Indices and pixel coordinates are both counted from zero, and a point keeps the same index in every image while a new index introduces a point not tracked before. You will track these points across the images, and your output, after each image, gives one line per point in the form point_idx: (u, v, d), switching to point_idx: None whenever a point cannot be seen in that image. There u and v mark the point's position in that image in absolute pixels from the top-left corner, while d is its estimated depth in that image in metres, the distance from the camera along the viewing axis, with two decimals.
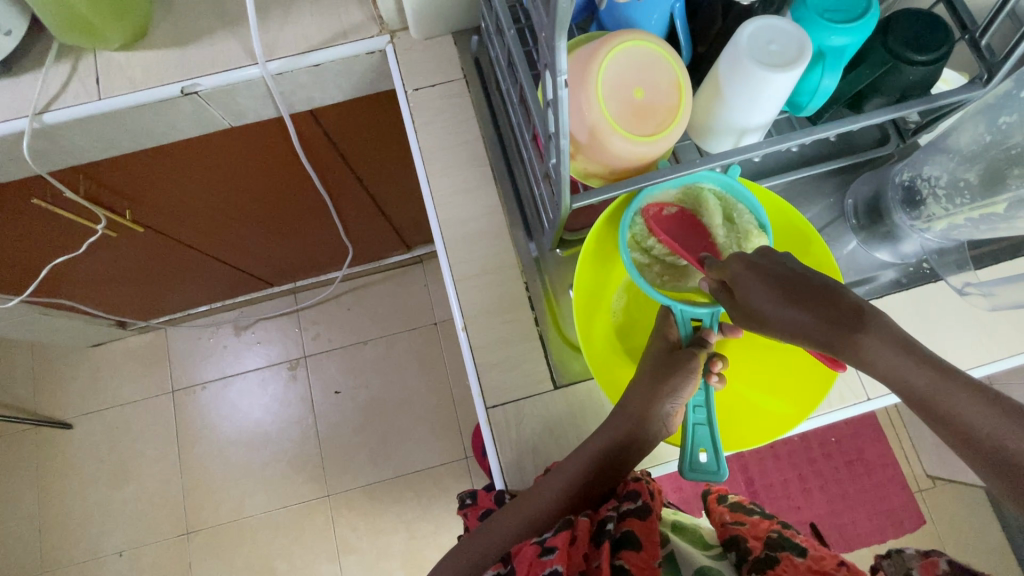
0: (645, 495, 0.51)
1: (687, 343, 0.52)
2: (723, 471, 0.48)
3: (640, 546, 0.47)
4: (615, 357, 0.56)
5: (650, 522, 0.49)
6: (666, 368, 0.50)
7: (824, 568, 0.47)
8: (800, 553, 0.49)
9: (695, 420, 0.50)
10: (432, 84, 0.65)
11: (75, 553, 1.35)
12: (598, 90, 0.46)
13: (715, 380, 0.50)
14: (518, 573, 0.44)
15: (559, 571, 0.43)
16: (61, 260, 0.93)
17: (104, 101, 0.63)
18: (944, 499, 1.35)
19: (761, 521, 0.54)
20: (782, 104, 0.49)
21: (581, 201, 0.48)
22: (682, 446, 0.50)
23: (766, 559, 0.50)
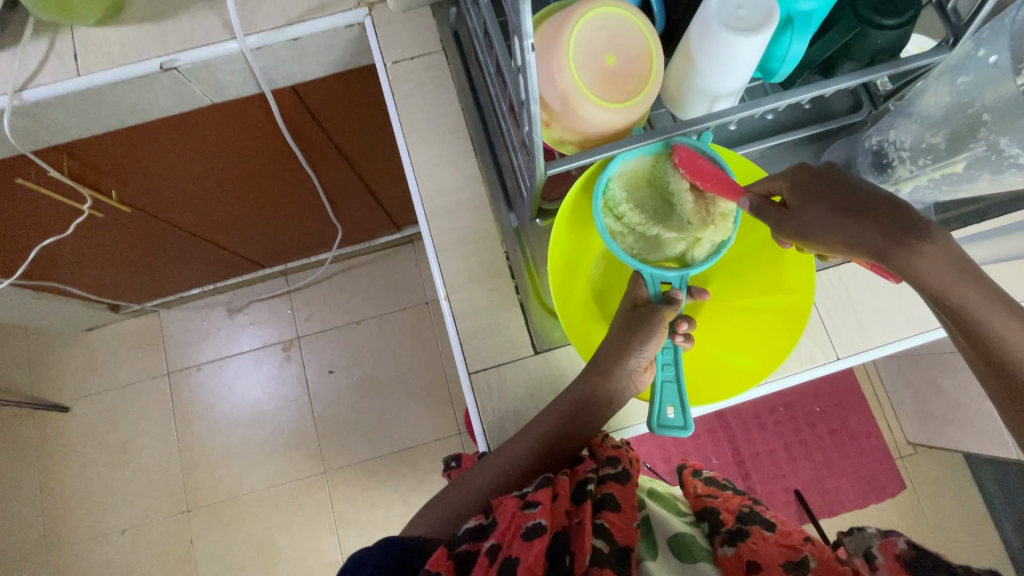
0: (624, 461, 0.53)
1: (656, 302, 0.53)
2: (689, 425, 0.49)
3: (619, 508, 0.48)
4: (590, 320, 0.58)
5: (628, 486, 0.51)
6: (636, 327, 0.52)
7: (791, 542, 0.48)
8: (769, 527, 0.50)
9: (665, 376, 0.52)
10: (412, 57, 0.65)
11: (78, 532, 1.38)
12: (569, 58, 0.46)
13: (681, 340, 0.52)
14: (501, 524, 0.45)
15: (541, 523, 0.44)
16: (50, 241, 0.93)
17: (82, 77, 0.64)
18: (924, 465, 1.39)
19: (733, 496, 0.56)
20: (752, 69, 0.50)
21: (555, 167, 0.48)
22: (651, 402, 0.51)
23: (737, 531, 0.51)
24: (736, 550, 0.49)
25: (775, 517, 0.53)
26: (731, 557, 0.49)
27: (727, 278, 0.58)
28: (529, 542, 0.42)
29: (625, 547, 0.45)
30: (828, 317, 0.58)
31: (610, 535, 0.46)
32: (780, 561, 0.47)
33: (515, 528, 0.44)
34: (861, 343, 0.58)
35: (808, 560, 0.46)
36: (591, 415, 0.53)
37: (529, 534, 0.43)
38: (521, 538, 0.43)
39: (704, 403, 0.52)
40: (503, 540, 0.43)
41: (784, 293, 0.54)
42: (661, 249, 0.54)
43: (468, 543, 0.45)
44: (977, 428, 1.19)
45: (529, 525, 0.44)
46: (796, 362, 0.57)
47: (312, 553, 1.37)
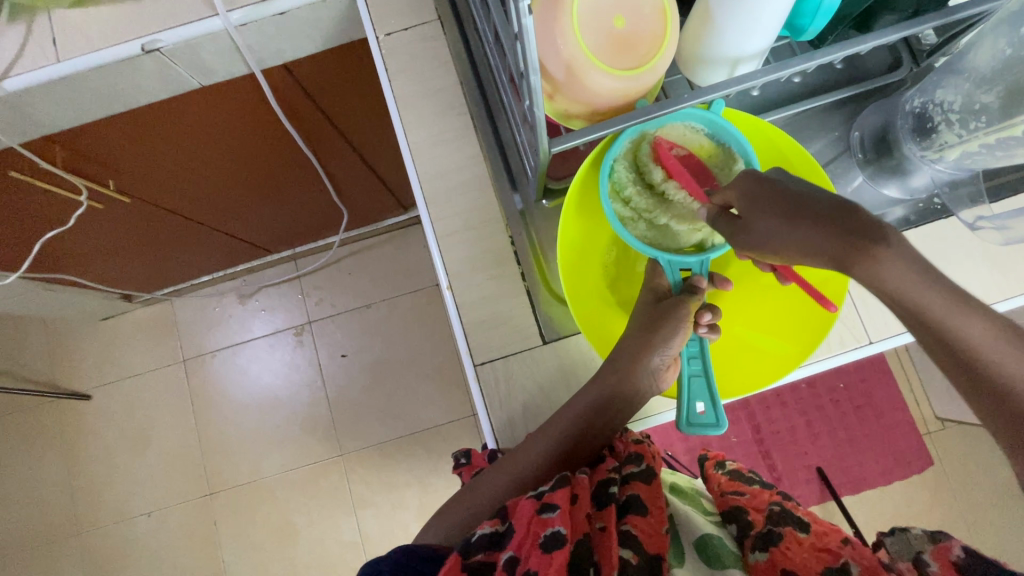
0: (648, 459, 0.50)
1: (677, 293, 0.50)
2: (723, 422, 0.45)
3: (647, 512, 0.45)
4: (608, 310, 0.54)
5: (654, 486, 0.48)
6: (658, 322, 0.49)
7: (827, 546, 0.45)
8: (803, 529, 0.47)
9: (691, 371, 0.48)
10: (406, 27, 0.60)
11: (106, 515, 1.41)
12: (572, 20, 0.41)
13: (705, 331, 0.49)
14: (518, 532, 0.42)
15: (561, 533, 0.41)
16: (52, 234, 0.92)
17: (62, 63, 0.60)
18: (953, 440, 1.34)
19: (761, 492, 0.52)
20: (778, 27, 0.45)
21: (560, 144, 0.44)
22: (678, 399, 0.48)
23: (769, 534, 0.47)
24: (769, 556, 0.46)
25: (808, 513, 0.50)
26: (763, 564, 0.46)
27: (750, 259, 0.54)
28: (549, 554, 0.40)
29: (654, 556, 0.43)
30: (861, 300, 0.54)
31: (637, 542, 0.43)
32: (818, 569, 0.43)
33: (532, 537, 0.41)
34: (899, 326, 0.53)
35: (850, 567, 0.43)
36: (602, 409, 0.51)
37: (548, 545, 0.40)
38: (540, 550, 0.40)
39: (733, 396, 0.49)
40: (520, 551, 0.40)
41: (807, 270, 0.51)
42: (676, 237, 0.49)
43: (483, 552, 0.42)
44: None
45: (549, 533, 0.41)
46: (825, 347, 0.53)
47: (332, 534, 1.39)
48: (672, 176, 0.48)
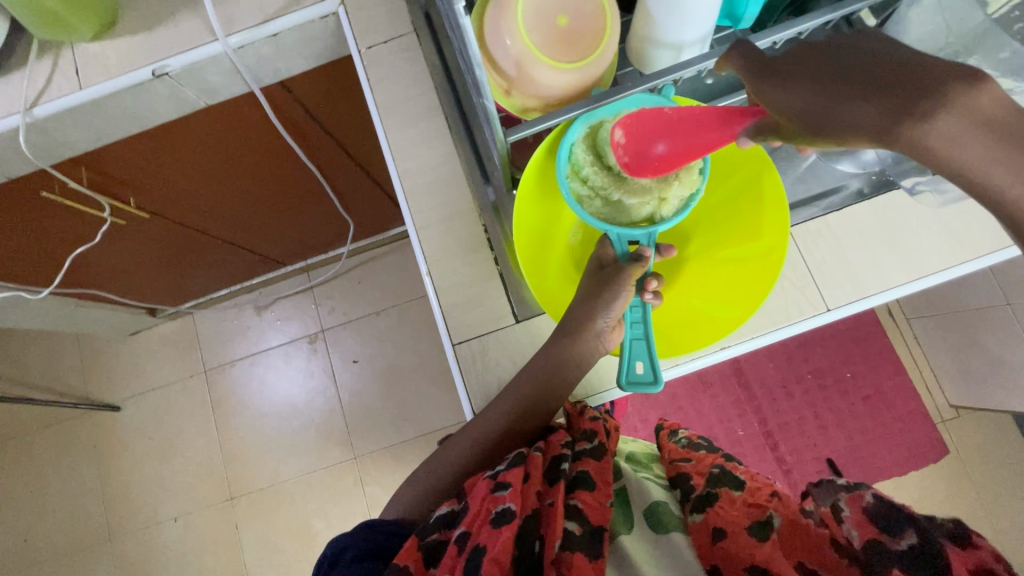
0: (600, 436, 0.54)
1: (625, 261, 0.53)
2: (659, 381, 0.49)
3: (594, 486, 0.50)
4: (562, 279, 0.59)
5: (604, 462, 0.52)
6: (601, 288, 0.53)
7: (756, 500, 0.51)
8: (737, 488, 0.53)
9: (633, 335, 0.51)
10: (384, 40, 0.66)
11: (137, 520, 1.49)
12: (518, 22, 0.47)
13: (650, 297, 0.51)
14: (471, 510, 0.46)
15: (511, 508, 0.44)
16: (81, 250, 1.00)
17: (83, 90, 0.68)
18: (969, 429, 1.31)
19: (705, 458, 0.59)
20: (713, 15, 0.48)
21: (515, 133, 0.48)
22: (620, 359, 0.51)
23: (707, 496, 0.53)
24: (704, 516, 0.51)
25: (745, 473, 0.56)
26: (699, 524, 0.51)
27: (706, 234, 0.57)
28: (497, 529, 0.43)
29: (598, 527, 0.46)
30: (817, 268, 0.56)
31: (582, 515, 0.46)
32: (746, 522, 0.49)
33: (484, 514, 0.44)
34: (853, 294, 0.56)
35: (773, 518, 0.49)
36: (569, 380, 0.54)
37: (497, 520, 0.43)
38: (490, 525, 0.43)
39: (676, 354, 0.52)
40: (472, 528, 0.44)
41: (760, 240, 0.52)
42: (627, 213, 0.52)
43: (437, 531, 0.47)
44: None
45: (499, 510, 0.44)
46: (785, 315, 0.56)
47: None
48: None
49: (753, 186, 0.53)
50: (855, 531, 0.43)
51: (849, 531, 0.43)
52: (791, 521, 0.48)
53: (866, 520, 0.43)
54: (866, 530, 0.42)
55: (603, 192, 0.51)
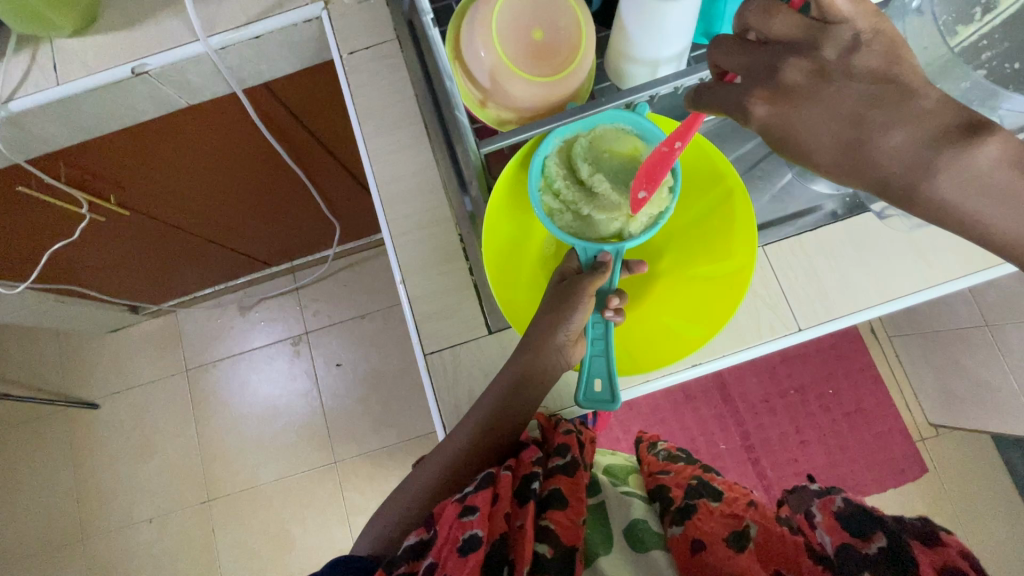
0: (573, 451, 0.53)
1: (586, 270, 0.53)
2: (616, 399, 0.49)
3: (566, 505, 0.49)
4: (529, 292, 0.59)
5: (577, 478, 0.51)
6: (559, 302, 0.53)
7: (734, 511, 0.51)
8: (715, 499, 0.52)
9: (593, 352, 0.51)
10: (367, 46, 0.66)
11: (111, 521, 1.46)
12: (493, 34, 0.47)
13: (611, 315, 0.51)
14: (439, 539, 0.45)
15: (478, 535, 0.44)
16: (59, 246, 0.99)
17: (61, 86, 0.67)
18: (948, 447, 1.32)
19: (683, 469, 0.58)
20: (688, 33, 0.49)
21: (489, 145, 0.48)
22: (579, 375, 0.51)
23: (685, 509, 0.52)
24: (684, 528, 0.50)
25: (723, 483, 0.56)
26: (679, 536, 0.50)
27: (679, 251, 0.57)
28: (464, 558, 0.42)
29: (570, 547, 0.46)
30: (789, 286, 0.57)
31: (554, 536, 0.46)
32: (724, 532, 0.48)
33: (451, 542, 0.44)
34: (824, 313, 0.56)
35: (750, 528, 0.49)
36: (538, 392, 0.54)
37: (464, 548, 0.43)
38: (456, 554, 0.43)
39: (636, 371, 0.52)
40: (440, 557, 0.43)
41: (729, 259, 0.52)
42: (596, 228, 0.52)
43: (406, 563, 0.45)
44: (999, 406, 1.14)
45: (466, 537, 0.44)
46: (757, 334, 0.56)
47: (326, 541, 1.41)
48: (599, 172, 0.51)
49: (723, 206, 0.54)
50: (825, 534, 0.45)
51: (821, 536, 0.45)
52: (768, 530, 0.48)
53: (837, 525, 0.44)
54: (837, 535, 0.44)
55: (575, 206, 0.52)
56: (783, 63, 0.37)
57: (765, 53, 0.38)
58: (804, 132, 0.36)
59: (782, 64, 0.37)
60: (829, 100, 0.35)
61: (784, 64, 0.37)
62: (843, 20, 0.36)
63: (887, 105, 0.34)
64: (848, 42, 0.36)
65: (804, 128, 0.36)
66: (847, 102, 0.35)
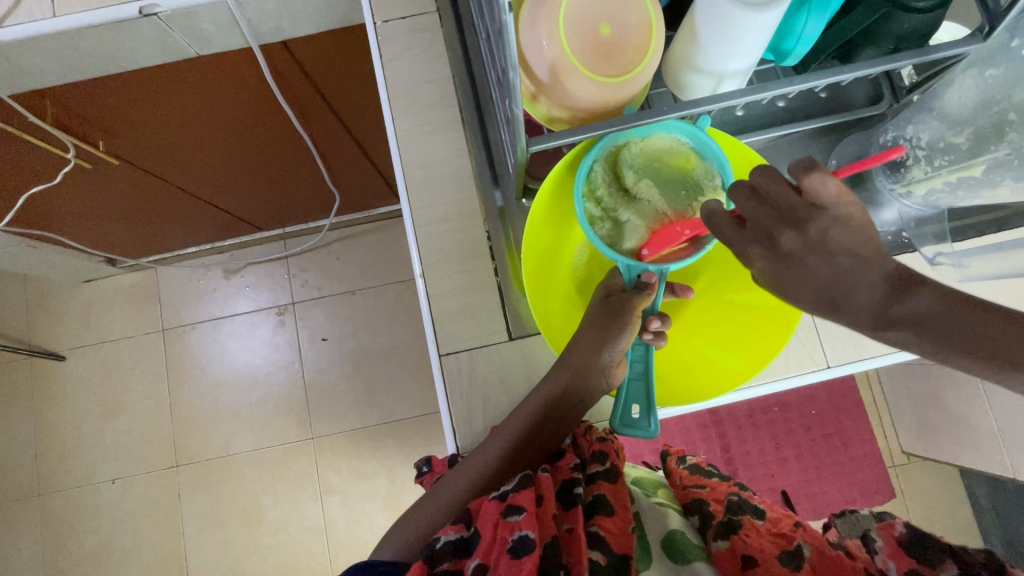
0: (611, 457, 0.53)
1: (631, 288, 0.51)
2: (654, 428, 0.49)
3: (613, 511, 0.48)
4: (568, 304, 0.57)
5: (619, 485, 0.50)
6: (609, 321, 0.52)
7: (782, 530, 0.50)
8: (759, 516, 0.52)
9: (632, 375, 0.51)
10: (403, 16, 0.62)
11: (71, 479, 1.40)
12: (559, 24, 0.43)
13: (649, 338, 0.52)
14: (485, 539, 0.43)
15: (529, 537, 0.42)
16: (38, 190, 0.92)
17: (57, 19, 0.62)
18: (919, 476, 1.36)
19: (720, 485, 0.58)
20: (762, 49, 0.45)
21: (539, 143, 0.44)
22: (616, 400, 0.51)
23: (729, 523, 0.52)
24: (730, 544, 0.50)
25: (762, 503, 0.56)
26: (725, 552, 0.50)
27: (718, 274, 0.56)
28: (518, 561, 0.41)
29: (622, 555, 0.45)
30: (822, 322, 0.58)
31: (605, 543, 0.46)
32: (775, 551, 0.48)
33: (500, 543, 0.42)
34: (856, 352, 0.57)
35: (802, 549, 0.48)
36: (553, 404, 0.53)
37: (515, 551, 0.41)
38: (508, 556, 0.41)
39: (671, 403, 0.52)
40: (489, 560, 0.41)
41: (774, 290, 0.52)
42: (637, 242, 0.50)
43: (450, 561, 0.43)
44: (974, 443, 1.17)
45: (516, 539, 0.42)
46: (785, 367, 0.57)
47: (296, 516, 1.38)
48: (642, 179, 0.49)
49: None
50: (890, 562, 0.44)
51: (883, 561, 0.44)
52: (823, 553, 0.47)
53: (902, 552, 0.44)
54: (901, 561, 0.44)
55: (614, 217, 0.50)
56: (775, 233, 0.41)
57: (763, 213, 0.41)
58: (792, 287, 0.42)
59: (777, 232, 0.41)
60: (806, 271, 0.41)
61: (774, 233, 0.41)
62: (830, 204, 0.39)
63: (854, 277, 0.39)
64: (828, 223, 0.39)
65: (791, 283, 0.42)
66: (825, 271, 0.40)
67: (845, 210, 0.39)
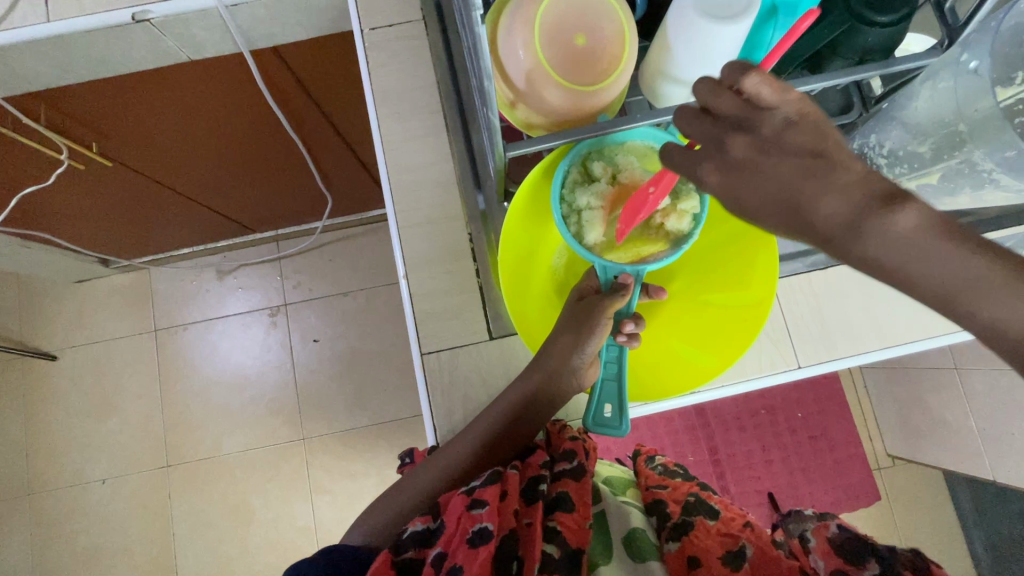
0: (580, 456, 0.54)
1: (605, 290, 0.53)
2: (624, 426, 0.50)
3: (572, 508, 0.49)
4: (546, 304, 0.59)
5: (583, 483, 0.51)
6: (583, 322, 0.53)
7: (731, 531, 0.52)
8: (712, 517, 0.53)
9: (606, 375, 0.52)
10: (390, 24, 0.63)
11: (60, 478, 1.40)
12: (535, 34, 0.45)
13: (624, 340, 0.52)
14: (447, 530, 0.44)
15: (488, 529, 0.43)
16: (31, 190, 0.93)
17: (53, 24, 0.64)
18: (903, 479, 1.37)
19: (681, 485, 0.59)
20: (732, 60, 0.47)
21: (517, 149, 0.45)
22: (590, 398, 0.52)
23: (683, 525, 0.53)
24: (679, 545, 0.52)
25: (720, 502, 0.57)
26: (674, 553, 0.52)
27: (693, 276, 0.58)
28: (475, 550, 0.42)
29: (575, 549, 0.46)
30: (793, 325, 0.60)
31: (561, 538, 0.46)
32: (720, 552, 0.50)
33: (461, 533, 0.43)
34: (825, 354, 0.59)
35: (746, 548, 0.50)
36: (531, 401, 0.55)
37: (474, 540, 0.43)
38: (466, 546, 0.42)
39: (642, 400, 0.54)
40: (449, 548, 0.43)
41: (746, 291, 0.54)
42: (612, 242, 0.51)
43: (413, 550, 0.45)
44: (956, 446, 1.18)
45: (476, 530, 0.43)
46: (758, 366, 0.59)
47: (286, 517, 1.38)
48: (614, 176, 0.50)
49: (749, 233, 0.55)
50: (819, 559, 0.47)
51: (815, 560, 0.47)
52: (765, 552, 0.49)
53: (830, 550, 0.47)
54: (830, 559, 0.46)
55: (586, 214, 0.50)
56: (727, 136, 0.36)
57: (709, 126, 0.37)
58: (751, 203, 0.36)
59: (728, 138, 0.36)
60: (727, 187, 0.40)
61: (725, 136, 0.37)
62: (775, 105, 0.35)
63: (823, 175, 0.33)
64: (782, 125, 0.35)
65: (748, 192, 0.35)
66: (784, 172, 0.34)
67: (795, 112, 0.35)
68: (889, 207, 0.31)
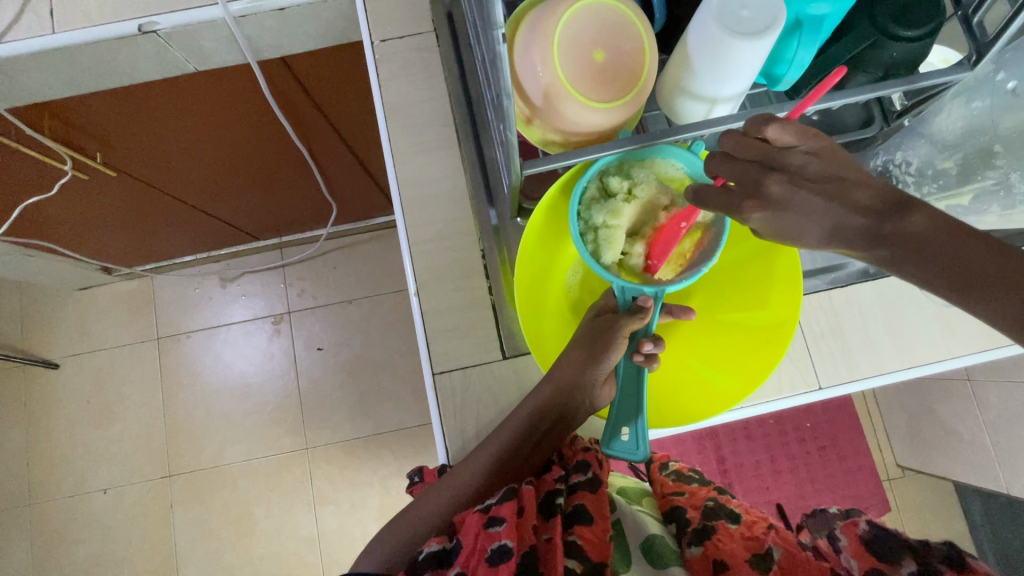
0: (594, 466, 0.53)
1: (624, 311, 0.52)
2: (642, 451, 0.49)
3: (591, 520, 0.48)
4: (561, 323, 0.58)
5: (600, 494, 0.50)
6: (599, 340, 0.52)
7: (754, 534, 0.50)
8: (733, 521, 0.52)
9: (624, 395, 0.51)
10: (401, 36, 0.63)
11: (62, 488, 1.39)
12: (553, 50, 0.44)
13: (641, 359, 0.51)
14: (465, 548, 0.43)
15: (508, 545, 0.42)
16: (34, 201, 0.92)
17: (58, 35, 0.63)
18: (913, 490, 1.35)
19: (699, 490, 0.57)
20: (753, 76, 0.46)
21: (534, 166, 0.45)
22: (607, 421, 0.51)
23: (704, 529, 0.52)
24: (702, 549, 0.50)
25: (739, 507, 0.56)
26: (697, 557, 0.51)
27: (711, 296, 0.57)
28: (495, 567, 0.41)
29: (598, 563, 0.45)
30: (812, 342, 0.58)
31: (581, 551, 0.45)
32: (745, 556, 0.48)
33: (479, 552, 0.42)
34: (846, 374, 0.58)
35: (773, 551, 0.48)
36: (544, 423, 0.54)
37: (493, 558, 0.42)
38: (486, 564, 0.41)
39: (661, 426, 0.52)
40: (468, 566, 0.42)
41: (767, 312, 0.53)
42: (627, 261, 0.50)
43: (430, 571, 0.43)
44: (968, 458, 1.17)
45: (494, 547, 0.42)
46: (777, 388, 0.57)
47: (289, 527, 1.37)
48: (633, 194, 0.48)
49: (763, 253, 0.54)
50: (853, 561, 0.44)
51: (847, 561, 0.44)
52: (792, 555, 0.47)
53: (865, 551, 0.44)
54: (864, 560, 0.44)
55: (604, 235, 0.48)
56: (764, 177, 0.40)
57: (745, 167, 0.41)
58: (793, 230, 0.41)
59: (764, 177, 0.41)
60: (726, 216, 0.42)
61: (759, 177, 0.41)
62: (791, 144, 0.41)
63: (846, 198, 0.39)
64: (802, 159, 0.41)
65: (794, 226, 0.40)
66: (818, 202, 0.39)
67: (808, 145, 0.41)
68: (901, 212, 0.39)
